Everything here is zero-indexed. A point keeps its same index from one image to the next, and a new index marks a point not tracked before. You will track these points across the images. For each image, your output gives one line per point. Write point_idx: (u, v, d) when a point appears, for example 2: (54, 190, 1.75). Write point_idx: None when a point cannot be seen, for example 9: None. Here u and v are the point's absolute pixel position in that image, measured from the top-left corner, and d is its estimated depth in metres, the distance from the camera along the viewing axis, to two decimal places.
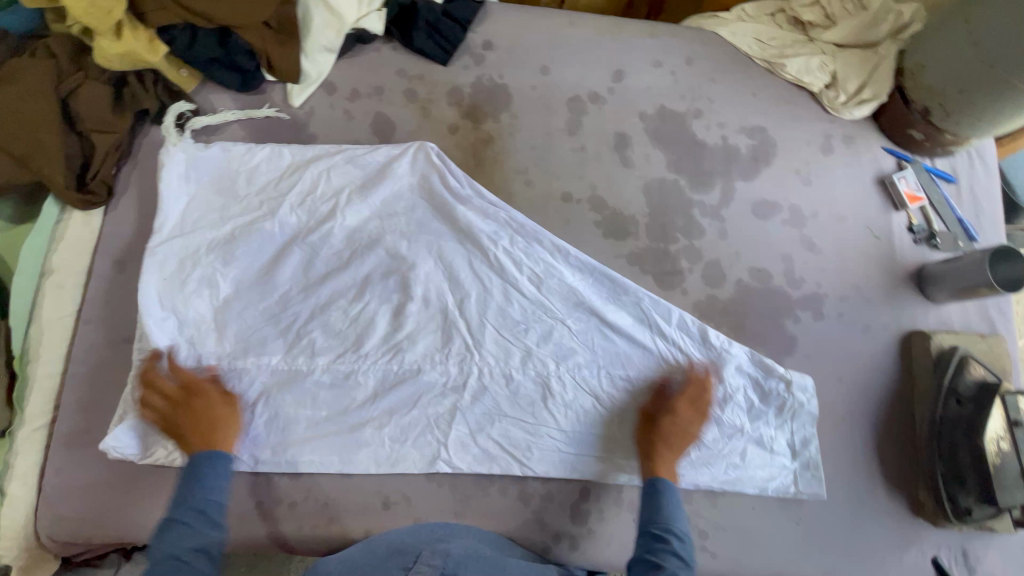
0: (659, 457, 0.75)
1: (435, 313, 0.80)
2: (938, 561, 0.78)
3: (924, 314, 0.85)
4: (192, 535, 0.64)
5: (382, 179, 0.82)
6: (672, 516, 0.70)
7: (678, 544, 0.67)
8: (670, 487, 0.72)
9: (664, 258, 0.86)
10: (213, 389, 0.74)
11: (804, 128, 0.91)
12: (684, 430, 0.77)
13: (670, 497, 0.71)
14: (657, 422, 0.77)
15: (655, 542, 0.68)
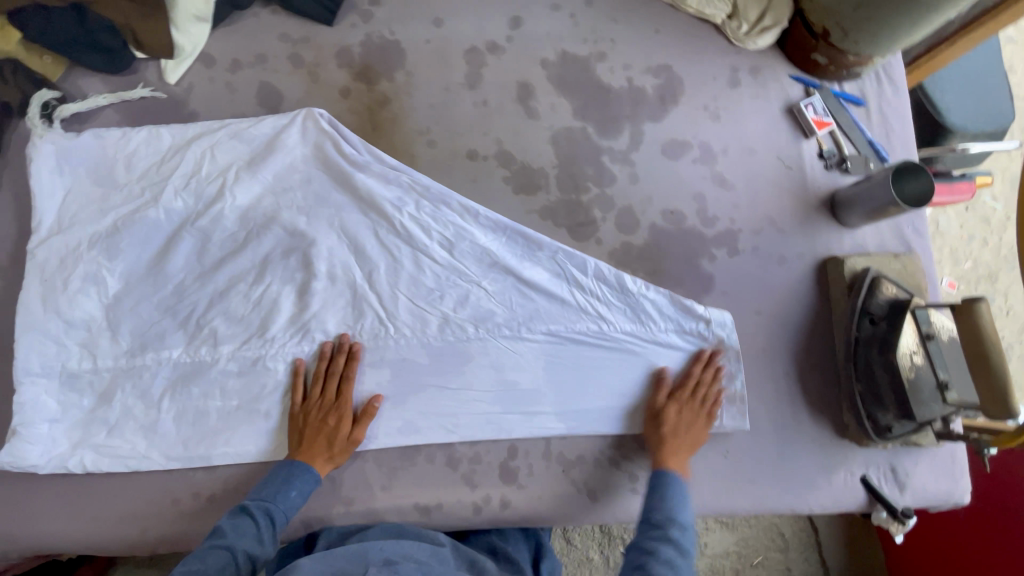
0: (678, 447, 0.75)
1: (343, 289, 0.77)
2: (866, 480, 0.80)
3: (839, 240, 0.85)
4: (247, 535, 0.64)
5: (272, 153, 0.79)
6: (679, 506, 0.70)
7: (677, 533, 0.68)
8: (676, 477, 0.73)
9: (577, 209, 0.83)
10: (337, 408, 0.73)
11: (710, 62, 0.89)
12: (692, 423, 0.77)
13: (682, 488, 0.72)
14: (664, 413, 0.76)
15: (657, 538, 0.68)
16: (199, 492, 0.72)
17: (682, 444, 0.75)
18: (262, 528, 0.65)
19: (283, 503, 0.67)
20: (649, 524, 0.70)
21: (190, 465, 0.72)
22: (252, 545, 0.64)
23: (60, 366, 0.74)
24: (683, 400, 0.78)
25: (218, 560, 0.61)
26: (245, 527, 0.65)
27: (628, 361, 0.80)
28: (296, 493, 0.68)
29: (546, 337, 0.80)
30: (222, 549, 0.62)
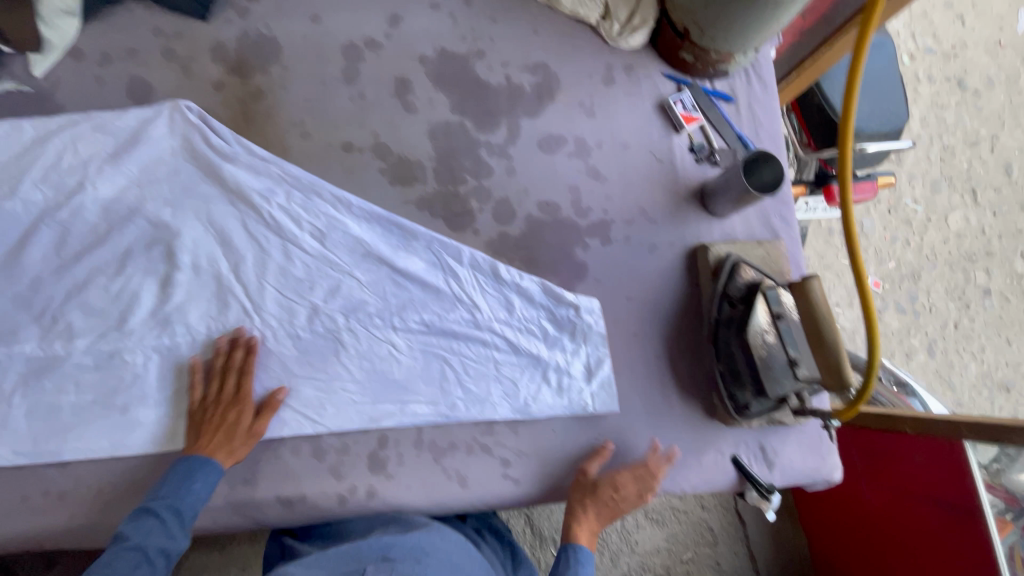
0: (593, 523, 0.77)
1: (208, 280, 0.77)
2: (735, 459, 0.82)
3: (708, 229, 0.89)
4: (155, 533, 0.65)
5: (137, 144, 0.79)
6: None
7: None
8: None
9: (453, 200, 0.84)
10: (240, 404, 0.72)
11: (585, 60, 0.92)
12: (622, 503, 0.77)
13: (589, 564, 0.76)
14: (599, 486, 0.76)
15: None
16: (48, 490, 0.70)
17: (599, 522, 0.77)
18: (165, 524, 0.65)
19: (185, 504, 0.66)
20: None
21: (38, 461, 0.70)
22: (162, 540, 0.65)
23: None
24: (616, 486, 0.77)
25: (130, 561, 0.63)
26: (150, 523, 0.65)
27: (501, 347, 0.82)
28: (197, 487, 0.67)
29: (419, 325, 0.80)
30: (134, 550, 0.63)
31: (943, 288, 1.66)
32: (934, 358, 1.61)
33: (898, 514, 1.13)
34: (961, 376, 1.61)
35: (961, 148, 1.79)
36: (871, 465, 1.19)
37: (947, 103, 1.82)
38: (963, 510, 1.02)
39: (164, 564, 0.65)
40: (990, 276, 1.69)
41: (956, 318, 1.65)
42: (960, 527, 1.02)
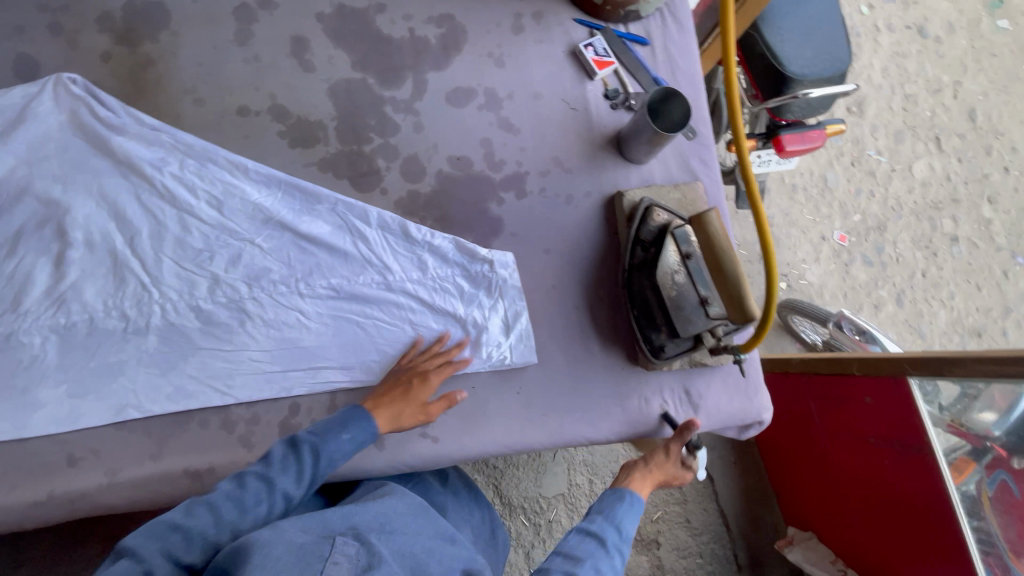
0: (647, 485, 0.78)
1: (104, 256, 0.75)
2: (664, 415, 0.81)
3: (626, 175, 0.87)
4: (288, 472, 0.65)
5: (21, 122, 0.75)
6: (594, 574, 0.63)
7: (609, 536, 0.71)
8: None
9: (358, 159, 0.82)
10: (416, 369, 0.76)
11: (493, 10, 0.89)
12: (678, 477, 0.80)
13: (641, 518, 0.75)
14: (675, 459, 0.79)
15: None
16: None
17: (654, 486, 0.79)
18: (304, 466, 0.66)
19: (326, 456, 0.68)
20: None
21: None
22: (289, 485, 0.65)
23: None
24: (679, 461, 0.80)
25: (257, 491, 0.63)
26: (290, 461, 0.66)
27: (415, 307, 0.81)
28: (346, 440, 0.69)
29: (327, 290, 0.79)
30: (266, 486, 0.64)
31: (909, 238, 1.65)
32: (903, 308, 1.60)
33: (855, 458, 1.13)
34: (931, 326, 1.59)
35: (924, 97, 1.76)
36: (828, 411, 1.17)
37: (907, 51, 1.79)
38: (913, 449, 1.00)
39: (281, 508, 0.64)
40: (958, 222, 1.67)
41: (924, 268, 1.63)
42: (912, 467, 1.01)
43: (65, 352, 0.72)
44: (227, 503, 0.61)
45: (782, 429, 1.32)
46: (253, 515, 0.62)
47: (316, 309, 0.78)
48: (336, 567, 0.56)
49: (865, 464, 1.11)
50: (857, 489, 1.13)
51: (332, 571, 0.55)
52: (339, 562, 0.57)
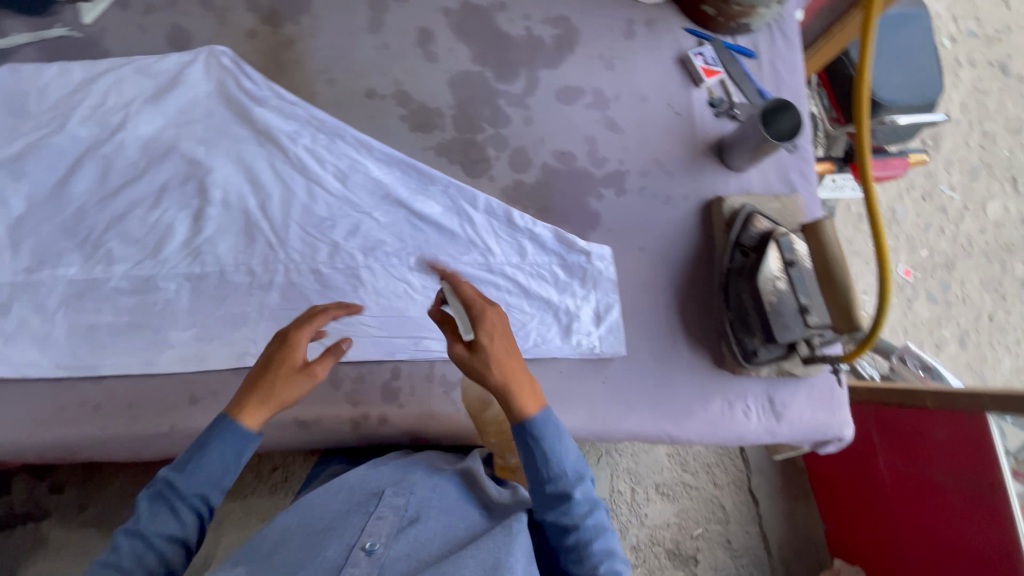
0: (518, 389, 0.59)
1: (237, 215, 0.81)
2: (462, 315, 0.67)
3: (725, 182, 0.89)
4: (166, 522, 0.57)
5: (175, 87, 0.82)
6: (562, 459, 0.62)
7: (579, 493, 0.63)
8: (546, 428, 0.60)
9: (470, 147, 0.87)
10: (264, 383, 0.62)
11: (606, 16, 0.93)
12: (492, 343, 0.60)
13: (546, 426, 0.60)
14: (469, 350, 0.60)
15: (557, 511, 0.63)
16: (86, 401, 0.74)
17: (518, 375, 0.60)
18: (171, 510, 0.57)
19: (190, 477, 0.58)
20: (547, 494, 0.63)
21: (79, 374, 0.75)
22: (172, 527, 0.57)
23: None
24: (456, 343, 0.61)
25: (136, 547, 0.55)
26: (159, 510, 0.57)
27: (512, 291, 0.84)
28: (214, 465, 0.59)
29: (434, 267, 0.83)
30: (169, 511, 0.57)
31: (977, 279, 1.60)
32: (966, 350, 1.55)
33: (914, 489, 1.10)
34: (995, 372, 1.53)
35: (1003, 135, 1.71)
36: (886, 440, 1.16)
37: (988, 88, 1.75)
38: (981, 482, 0.98)
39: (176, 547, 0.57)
40: None
41: (990, 311, 1.58)
42: (976, 498, 0.99)
43: (193, 300, 0.78)
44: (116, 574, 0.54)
45: (837, 457, 1.29)
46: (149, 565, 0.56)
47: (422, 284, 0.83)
48: (381, 517, 0.65)
49: (923, 496, 1.08)
50: (912, 520, 1.10)
51: (377, 521, 0.64)
52: (384, 514, 0.66)
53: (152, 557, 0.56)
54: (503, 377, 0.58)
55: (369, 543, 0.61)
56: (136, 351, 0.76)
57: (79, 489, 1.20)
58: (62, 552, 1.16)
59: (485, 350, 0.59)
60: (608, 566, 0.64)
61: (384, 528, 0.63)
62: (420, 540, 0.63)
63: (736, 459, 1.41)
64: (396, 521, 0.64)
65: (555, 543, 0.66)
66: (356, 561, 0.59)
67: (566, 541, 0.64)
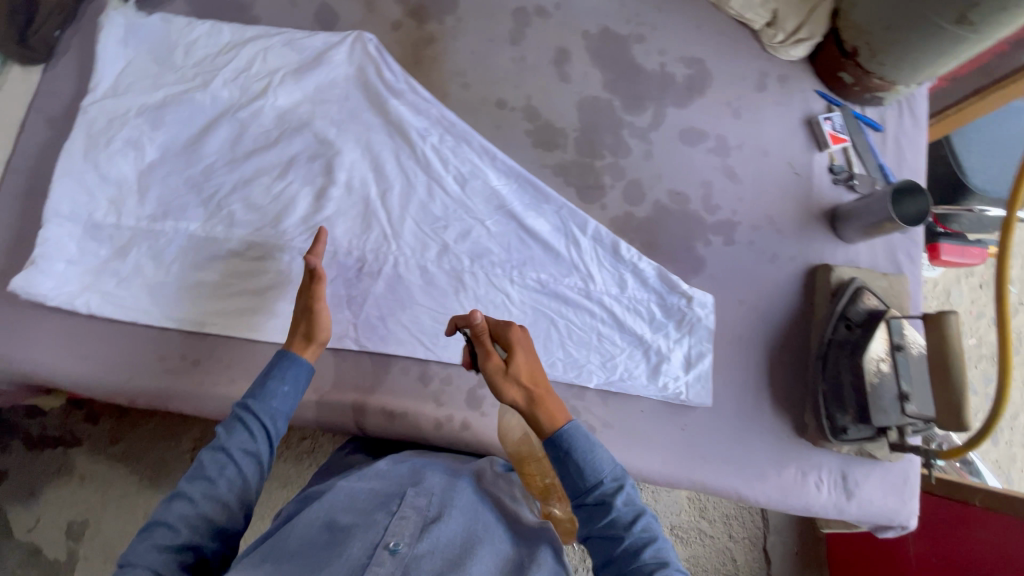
0: (544, 402, 0.58)
1: (357, 200, 0.83)
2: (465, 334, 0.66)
3: (832, 250, 0.88)
4: (242, 437, 0.59)
5: (318, 65, 0.84)
6: (600, 467, 0.56)
7: (619, 498, 0.56)
8: (576, 440, 0.57)
9: (588, 172, 0.87)
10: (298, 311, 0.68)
11: (741, 64, 0.92)
12: (519, 364, 0.59)
13: (579, 433, 0.57)
14: (502, 370, 0.58)
15: (602, 524, 0.55)
16: (187, 355, 0.76)
17: (543, 388, 0.59)
18: (252, 425, 0.60)
19: (265, 398, 0.61)
20: (589, 506, 0.56)
21: (185, 328, 0.77)
22: (246, 442, 0.59)
23: (86, 215, 0.78)
24: (489, 353, 0.59)
25: (217, 460, 0.57)
26: (238, 429, 0.59)
27: (607, 321, 0.83)
28: (286, 390, 0.63)
29: (535, 283, 0.83)
30: (245, 429, 0.60)
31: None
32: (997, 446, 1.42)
33: None
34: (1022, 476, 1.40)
35: None
36: (925, 533, 1.07)
37: None
38: None
39: (252, 466, 0.59)
40: None
41: None
42: None
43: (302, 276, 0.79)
44: (201, 487, 0.55)
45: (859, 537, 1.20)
46: (225, 482, 0.57)
47: (521, 300, 0.83)
48: (403, 516, 0.59)
49: None
50: None
51: (398, 521, 0.58)
52: (406, 512, 0.60)
53: (229, 469, 0.57)
54: (530, 390, 0.58)
55: (394, 542, 0.55)
56: (242, 314, 0.78)
57: (115, 422, 1.22)
58: (87, 482, 1.18)
59: (515, 364, 0.58)
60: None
61: (409, 528, 0.57)
62: (442, 541, 0.57)
63: (756, 515, 1.31)
64: (419, 519, 0.59)
65: (604, 560, 0.56)
66: (380, 561, 0.53)
67: (615, 552, 0.55)
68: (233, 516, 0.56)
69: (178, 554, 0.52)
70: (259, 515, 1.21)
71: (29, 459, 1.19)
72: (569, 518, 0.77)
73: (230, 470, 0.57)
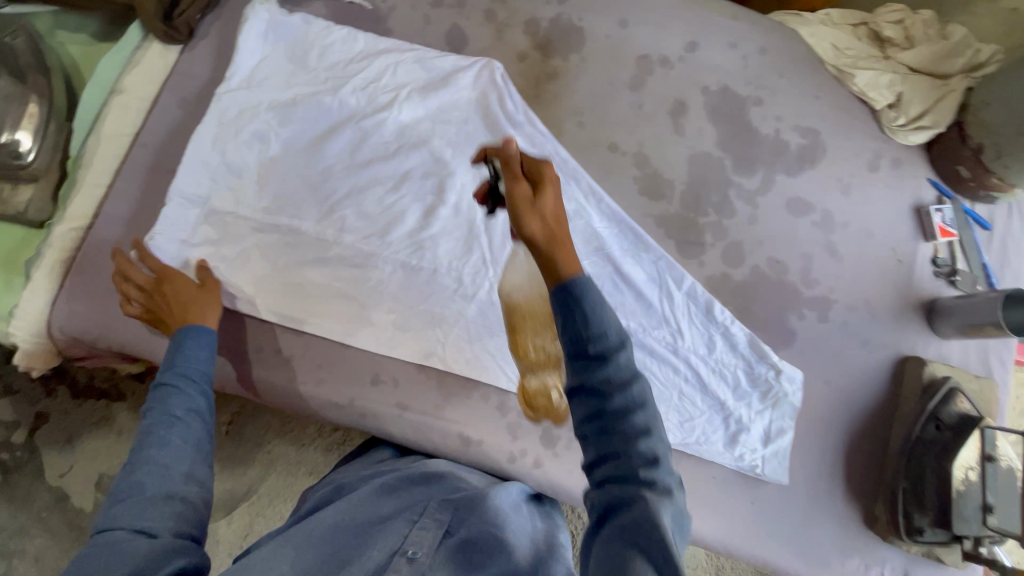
0: (562, 245, 0.49)
1: (462, 223, 0.83)
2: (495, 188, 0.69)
3: (924, 343, 0.87)
4: (174, 397, 0.59)
5: (444, 86, 0.86)
6: (607, 321, 0.46)
7: (618, 353, 0.45)
8: (589, 287, 0.47)
9: (690, 227, 0.87)
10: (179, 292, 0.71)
11: (856, 141, 0.92)
12: (546, 199, 0.52)
13: (595, 295, 0.47)
14: (525, 198, 0.52)
15: (595, 380, 0.45)
16: (281, 350, 0.78)
17: (566, 235, 0.50)
18: (187, 387, 0.60)
19: (187, 362, 0.63)
20: (586, 359, 0.46)
21: (285, 323, 0.78)
22: (185, 401, 0.59)
23: (206, 200, 0.80)
24: (518, 181, 0.53)
25: (165, 421, 0.57)
26: (175, 392, 0.59)
27: (690, 381, 0.82)
28: (203, 353, 0.65)
29: (624, 331, 0.82)
30: (177, 390, 0.60)
31: None
32: None
33: None
34: None
35: None
36: None
37: None
38: None
39: (199, 423, 0.59)
40: None
41: None
42: None
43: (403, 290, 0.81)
44: (159, 447, 0.55)
45: None
46: (178, 441, 0.56)
47: None
48: (423, 529, 0.63)
49: None
50: None
51: (418, 533, 0.62)
52: (427, 524, 0.63)
53: (179, 427, 0.57)
54: (551, 228, 0.50)
55: (411, 551, 0.60)
56: (339, 319, 0.79)
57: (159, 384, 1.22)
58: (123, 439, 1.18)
59: (544, 199, 0.52)
60: (651, 446, 0.44)
61: (427, 539, 0.61)
62: (455, 553, 0.61)
63: None
64: (439, 531, 0.62)
65: (589, 416, 0.46)
66: (398, 567, 0.58)
67: (610, 406, 0.45)
68: (202, 466, 0.56)
69: (164, 507, 0.52)
70: (282, 500, 1.18)
71: (72, 406, 1.20)
72: (533, 386, 0.79)
73: (180, 426, 0.57)
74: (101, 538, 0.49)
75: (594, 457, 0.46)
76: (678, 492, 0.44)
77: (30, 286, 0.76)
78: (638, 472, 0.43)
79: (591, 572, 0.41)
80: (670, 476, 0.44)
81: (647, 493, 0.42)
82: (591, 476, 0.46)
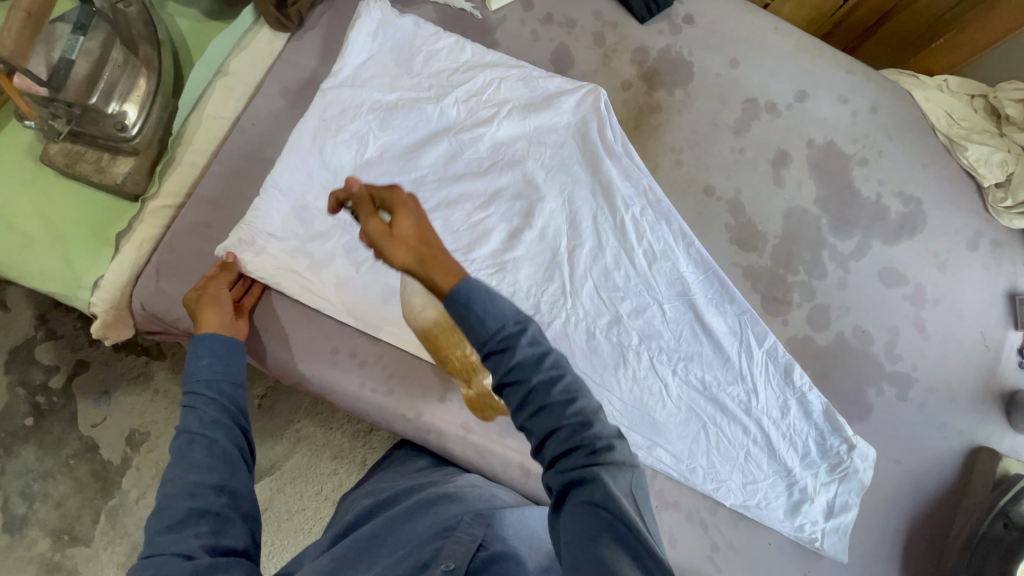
0: (434, 259, 0.48)
1: (546, 249, 0.82)
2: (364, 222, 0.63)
3: (1004, 437, 0.83)
4: (191, 415, 0.53)
5: (546, 108, 0.84)
6: (499, 310, 0.45)
7: (521, 340, 0.44)
8: (466, 289, 0.45)
9: (778, 283, 0.85)
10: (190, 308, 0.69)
11: (958, 217, 0.88)
12: (399, 225, 0.51)
13: (476, 292, 0.45)
14: (380, 234, 0.51)
15: (508, 370, 0.44)
16: (356, 354, 0.78)
17: (434, 250, 0.49)
18: (202, 401, 0.55)
19: (194, 376, 0.57)
20: (492, 357, 0.44)
21: (361, 327, 0.78)
22: (200, 417, 0.53)
23: (297, 194, 0.79)
24: (370, 217, 0.52)
25: (181, 443, 0.51)
26: (190, 408, 0.54)
27: (759, 444, 0.80)
28: (207, 360, 0.59)
29: (697, 382, 0.81)
30: (189, 407, 0.54)
31: None
32: None
33: None
34: None
35: None
36: None
37: None
38: None
39: (220, 432, 0.53)
40: None
41: None
42: None
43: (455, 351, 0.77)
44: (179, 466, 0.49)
45: None
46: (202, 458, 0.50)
47: (679, 396, 0.80)
48: (456, 543, 0.58)
49: None
50: None
51: (451, 546, 0.57)
52: (460, 538, 0.58)
53: (201, 441, 0.51)
54: (419, 249, 0.49)
55: (446, 563, 0.55)
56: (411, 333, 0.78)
57: None
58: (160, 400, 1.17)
59: (400, 223, 0.51)
60: (578, 408, 0.43)
61: (460, 552, 0.57)
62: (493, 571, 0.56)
63: None
64: (473, 545, 0.58)
65: (518, 408, 0.44)
66: None
67: (532, 385, 0.43)
68: (237, 475, 0.51)
69: (197, 528, 0.46)
70: (303, 481, 1.14)
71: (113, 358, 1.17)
72: (477, 390, 0.77)
73: (202, 440, 0.51)
74: (148, 563, 0.44)
75: (535, 444, 0.44)
76: (620, 441, 0.43)
77: (117, 257, 0.76)
78: (579, 438, 0.42)
79: (566, 556, 0.40)
80: (609, 426, 0.43)
81: (596, 457, 0.42)
82: (540, 463, 0.44)
